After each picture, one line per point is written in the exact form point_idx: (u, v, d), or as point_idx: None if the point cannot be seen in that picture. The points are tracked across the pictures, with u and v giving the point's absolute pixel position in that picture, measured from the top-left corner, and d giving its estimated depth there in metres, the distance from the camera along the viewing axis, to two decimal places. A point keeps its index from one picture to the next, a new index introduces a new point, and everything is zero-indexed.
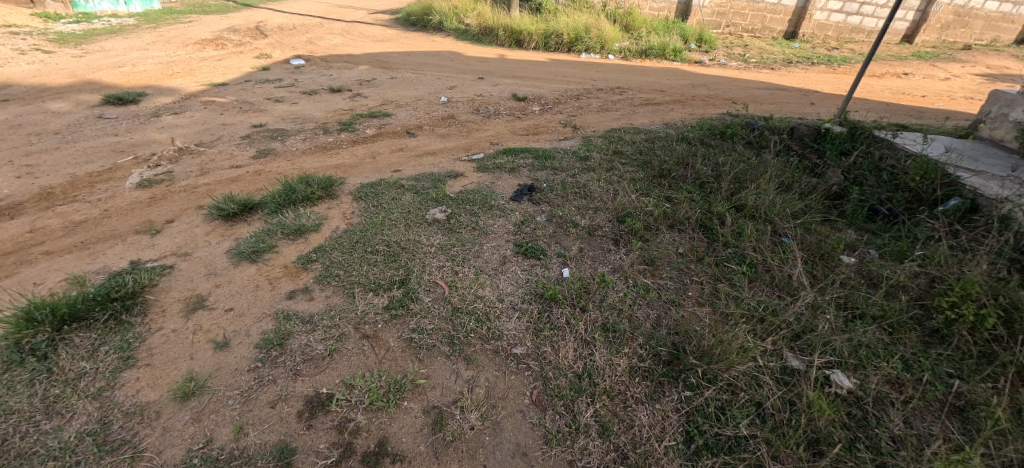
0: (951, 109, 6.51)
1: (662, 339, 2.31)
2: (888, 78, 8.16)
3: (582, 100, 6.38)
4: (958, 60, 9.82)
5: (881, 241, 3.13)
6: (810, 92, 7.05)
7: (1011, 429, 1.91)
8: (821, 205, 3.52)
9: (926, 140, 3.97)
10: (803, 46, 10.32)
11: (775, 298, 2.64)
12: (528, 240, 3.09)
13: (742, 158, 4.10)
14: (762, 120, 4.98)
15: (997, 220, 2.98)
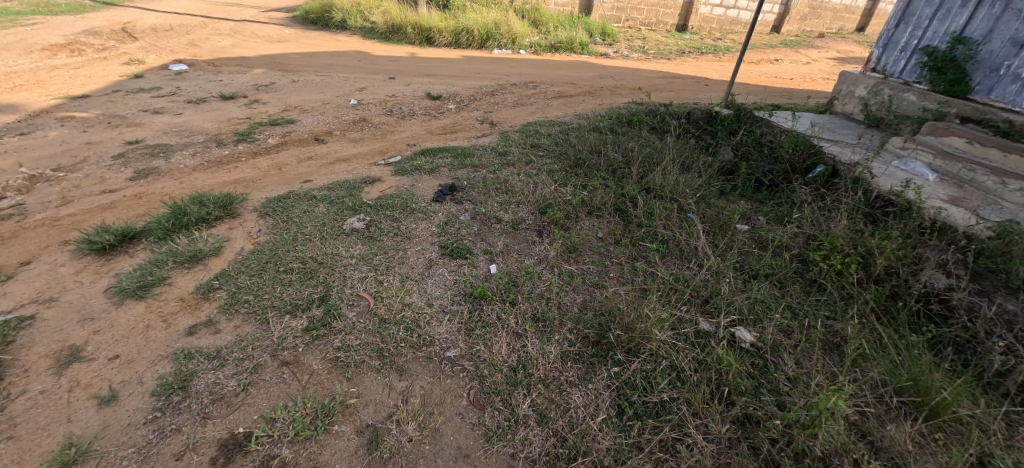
0: (814, 89, 7.50)
1: (589, 322, 2.43)
2: (763, 64, 9.20)
3: (497, 96, 6.42)
4: (816, 47, 11.30)
5: (766, 209, 3.54)
6: (702, 79, 7.73)
7: (875, 355, 2.25)
8: (717, 181, 3.89)
9: (794, 118, 4.54)
10: (693, 37, 11.27)
11: (685, 269, 2.87)
12: (453, 241, 3.06)
13: (648, 143, 4.39)
14: (663, 107, 5.37)
15: (851, 180, 3.48)
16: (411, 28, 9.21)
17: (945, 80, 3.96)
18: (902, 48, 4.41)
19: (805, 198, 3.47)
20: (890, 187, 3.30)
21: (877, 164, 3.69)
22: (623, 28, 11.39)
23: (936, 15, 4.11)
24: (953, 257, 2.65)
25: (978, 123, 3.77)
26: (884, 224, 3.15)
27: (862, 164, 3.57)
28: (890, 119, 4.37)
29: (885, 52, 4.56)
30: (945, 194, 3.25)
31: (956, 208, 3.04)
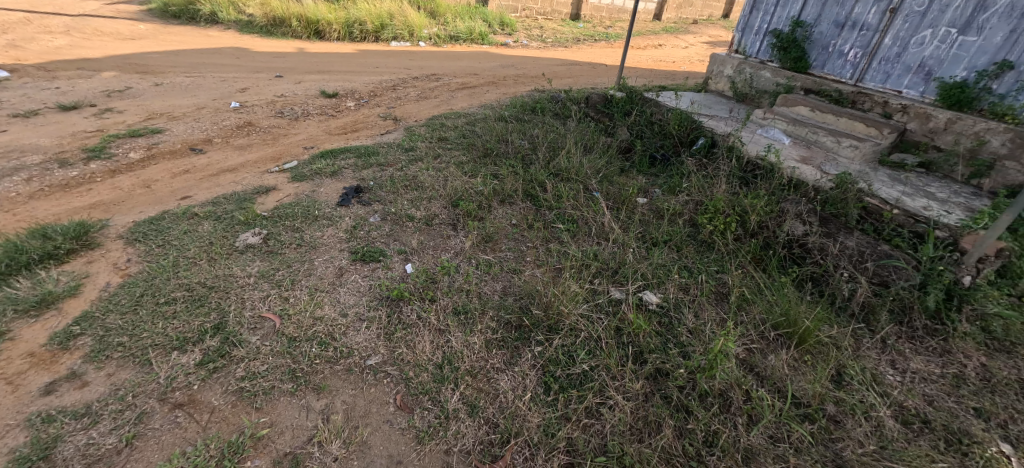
0: (693, 71, 8.27)
1: (510, 307, 2.47)
2: (649, 49, 9.92)
3: (398, 90, 6.19)
4: (692, 32, 12.41)
5: (661, 181, 3.86)
6: (597, 64, 8.14)
7: (756, 299, 2.57)
8: (617, 160, 4.14)
9: (676, 96, 4.97)
10: (586, 25, 11.78)
11: (595, 245, 3.03)
12: (364, 245, 2.92)
13: (552, 128, 4.53)
14: (563, 93, 5.57)
15: (726, 149, 3.92)
16: (296, 21, 8.52)
17: (791, 58, 4.57)
18: (757, 31, 5.00)
19: (692, 168, 3.83)
20: (756, 152, 3.76)
21: (745, 133, 4.18)
22: (519, 17, 11.60)
23: (778, 1, 4.72)
24: (806, 208, 3.11)
25: (818, 93, 4.39)
26: (755, 185, 3.59)
27: (734, 134, 4.02)
28: (753, 93, 4.96)
29: (745, 35, 5.16)
30: (798, 154, 3.79)
31: (807, 166, 3.56)
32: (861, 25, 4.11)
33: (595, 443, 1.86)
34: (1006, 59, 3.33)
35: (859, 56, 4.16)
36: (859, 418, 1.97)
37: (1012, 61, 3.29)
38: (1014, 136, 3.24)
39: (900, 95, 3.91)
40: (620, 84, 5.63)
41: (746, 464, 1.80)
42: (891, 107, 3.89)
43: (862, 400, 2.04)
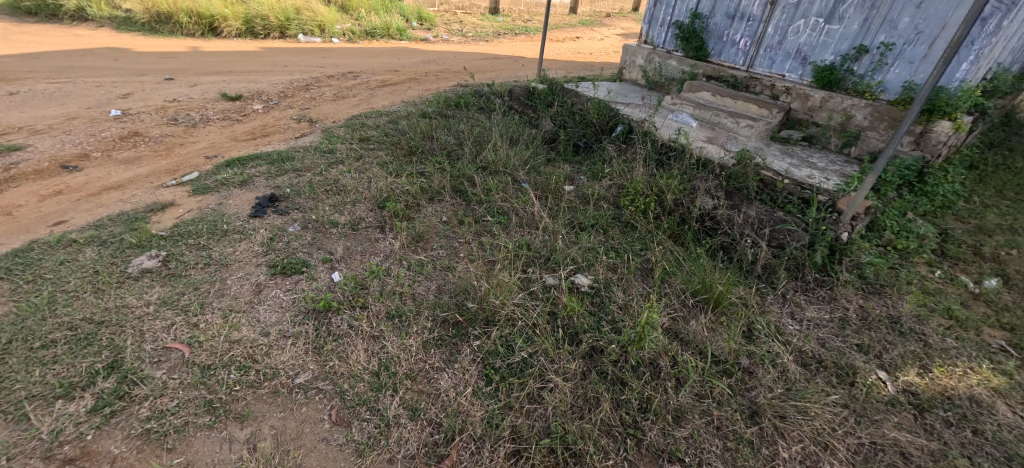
0: (609, 61, 8.61)
1: (445, 304, 2.44)
2: (567, 42, 10.17)
3: (311, 90, 5.82)
4: (606, 25, 12.90)
5: (585, 169, 3.99)
6: (519, 58, 8.20)
7: (676, 271, 2.76)
8: (542, 151, 4.22)
9: (593, 86, 5.15)
10: (506, 19, 11.79)
11: (526, 235, 3.07)
12: (283, 257, 2.72)
13: (478, 122, 4.51)
14: (486, 87, 5.56)
15: (641, 134, 4.14)
16: (186, 16, 7.62)
17: (692, 48, 4.91)
18: (662, 23, 5.29)
19: (612, 154, 4.00)
20: (668, 136, 4.01)
21: (657, 118, 4.44)
22: (438, 10, 11.25)
23: None
24: (714, 183, 3.38)
25: (717, 79, 4.76)
26: (669, 166, 3.83)
27: (647, 119, 4.26)
28: (663, 81, 5.27)
29: (651, 27, 5.43)
30: (704, 135, 4.10)
31: (712, 145, 3.86)
32: (748, 17, 4.50)
33: (539, 426, 1.90)
34: (863, 44, 3.83)
35: (748, 44, 4.56)
36: (767, 366, 2.19)
37: (867, 46, 3.79)
38: (874, 110, 3.74)
39: (784, 78, 4.35)
40: (541, 76, 5.72)
41: (676, 424, 1.93)
42: (778, 90, 4.31)
43: (769, 350, 2.27)
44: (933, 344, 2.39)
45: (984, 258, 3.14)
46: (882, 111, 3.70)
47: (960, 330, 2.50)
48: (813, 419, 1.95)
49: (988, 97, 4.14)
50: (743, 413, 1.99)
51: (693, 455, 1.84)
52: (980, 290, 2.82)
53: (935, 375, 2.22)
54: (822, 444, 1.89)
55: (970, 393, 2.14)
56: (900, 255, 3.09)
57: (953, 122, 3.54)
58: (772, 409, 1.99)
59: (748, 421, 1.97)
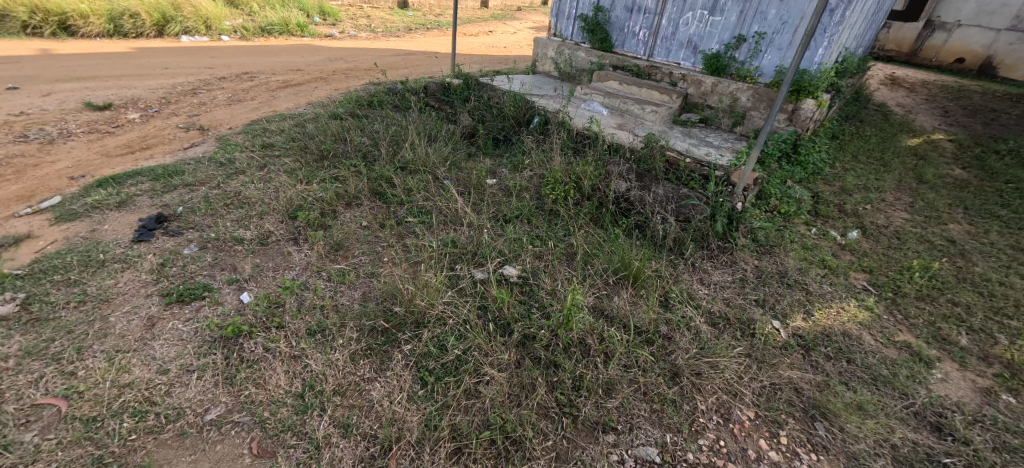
0: (522, 55, 8.71)
1: (371, 312, 2.33)
2: (480, 36, 10.12)
3: (200, 94, 5.24)
4: (518, 18, 13.01)
5: (506, 161, 4.02)
6: (432, 53, 8.00)
7: (598, 252, 2.88)
8: (462, 146, 4.18)
9: (508, 79, 5.17)
10: (416, 13, 11.41)
11: (452, 232, 3.04)
12: (179, 283, 2.44)
13: (393, 121, 4.35)
14: (400, 83, 5.36)
15: (556, 124, 4.25)
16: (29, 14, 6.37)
17: (597, 39, 5.11)
18: (568, 16, 5.45)
19: (531, 145, 4.07)
20: (582, 124, 4.17)
21: (570, 108, 4.58)
22: (342, 3, 10.58)
23: None
24: (626, 167, 3.57)
25: (623, 69, 5.01)
26: (584, 153, 3.98)
27: (561, 110, 4.38)
28: (575, 73, 5.44)
29: (559, 21, 5.58)
30: (614, 122, 4.32)
31: (622, 131, 4.08)
32: (644, 10, 4.79)
33: (479, 420, 1.90)
34: (741, 34, 4.24)
35: (647, 35, 4.85)
36: (682, 330, 2.37)
37: (744, 35, 4.21)
38: (755, 93, 4.18)
39: (679, 66, 4.70)
40: (456, 71, 5.64)
41: (608, 396, 2.04)
42: (675, 77, 4.65)
43: (683, 315, 2.47)
44: (814, 292, 2.74)
45: (847, 213, 3.65)
46: (761, 93, 4.14)
47: (833, 277, 2.90)
48: (723, 371, 2.16)
49: (840, 76, 4.80)
50: (665, 376, 2.15)
51: (625, 422, 1.96)
52: (846, 241, 3.29)
53: (817, 318, 2.55)
54: (733, 392, 2.11)
55: (844, 328, 2.50)
56: (784, 218, 3.50)
57: (816, 100, 4.06)
58: (689, 368, 2.16)
59: (670, 382, 2.13)
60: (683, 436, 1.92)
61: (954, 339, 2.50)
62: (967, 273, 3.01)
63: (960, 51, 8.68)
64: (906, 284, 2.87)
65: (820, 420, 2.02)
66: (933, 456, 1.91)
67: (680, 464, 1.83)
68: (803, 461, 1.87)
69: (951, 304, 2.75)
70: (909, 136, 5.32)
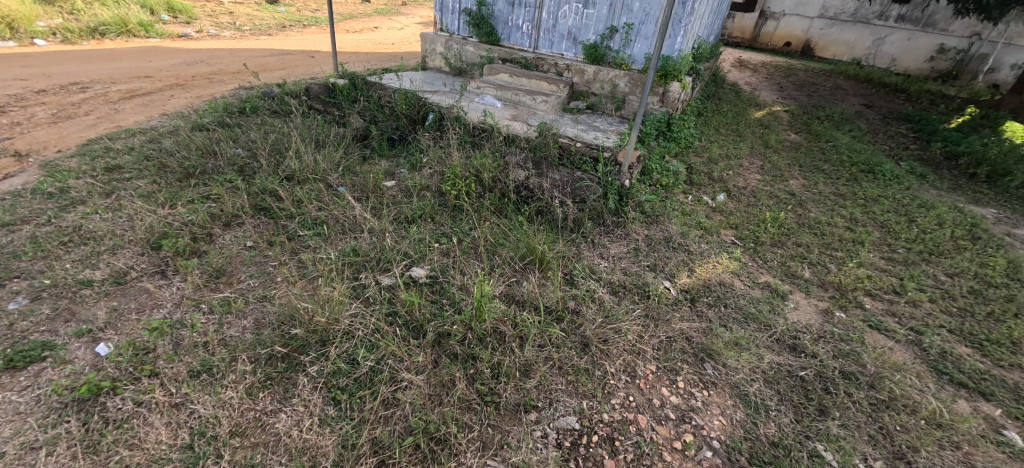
0: (411, 51, 8.48)
1: (267, 339, 2.13)
2: (364, 33, 9.63)
3: (13, 113, 4.32)
4: (403, 13, 12.61)
5: (403, 161, 3.91)
6: (312, 52, 7.44)
7: (503, 242, 2.94)
8: (356, 150, 3.98)
9: (398, 77, 4.98)
10: (289, 9, 10.47)
11: (352, 240, 2.89)
12: (7, 346, 2.01)
13: (273, 127, 3.98)
14: (277, 86, 4.91)
15: (452, 119, 4.21)
16: None
17: (484, 33, 5.16)
18: (452, 10, 5.40)
19: (427, 142, 3.99)
20: (477, 118, 4.19)
21: (464, 103, 4.57)
22: None
23: None
24: (524, 156, 3.66)
25: (512, 61, 5.12)
26: (482, 147, 4.01)
27: (455, 105, 4.35)
28: (466, 67, 5.43)
29: (444, 15, 5.50)
30: (508, 114, 4.40)
31: (517, 122, 4.17)
32: (525, 3, 4.93)
33: (400, 428, 1.85)
34: (613, 25, 4.55)
35: (530, 28, 5.00)
36: (588, 303, 2.52)
37: (616, 26, 4.52)
38: (630, 78, 4.54)
39: (563, 57, 4.93)
40: (339, 71, 5.31)
41: (525, 377, 2.10)
42: (560, 67, 4.86)
43: (588, 289, 2.63)
44: (695, 252, 3.08)
45: (715, 180, 4.15)
46: (636, 78, 4.51)
47: (708, 237, 3.29)
48: (626, 334, 2.35)
49: (697, 61, 5.40)
50: (577, 348, 2.27)
51: (544, 399, 2.04)
52: (716, 204, 3.73)
53: (699, 274, 2.88)
54: (636, 351, 2.30)
55: (720, 279, 2.86)
56: (665, 190, 3.86)
57: (680, 82, 4.53)
58: (597, 337, 2.32)
59: (582, 353, 2.26)
60: (597, 400, 2.06)
61: (801, 274, 2.99)
62: (808, 219, 3.60)
63: (787, 36, 10.23)
64: (763, 234, 3.35)
65: (709, 361, 2.30)
66: (793, 373, 2.27)
67: (598, 426, 1.96)
68: (698, 399, 2.11)
69: (797, 246, 3.28)
70: (756, 110, 6.18)
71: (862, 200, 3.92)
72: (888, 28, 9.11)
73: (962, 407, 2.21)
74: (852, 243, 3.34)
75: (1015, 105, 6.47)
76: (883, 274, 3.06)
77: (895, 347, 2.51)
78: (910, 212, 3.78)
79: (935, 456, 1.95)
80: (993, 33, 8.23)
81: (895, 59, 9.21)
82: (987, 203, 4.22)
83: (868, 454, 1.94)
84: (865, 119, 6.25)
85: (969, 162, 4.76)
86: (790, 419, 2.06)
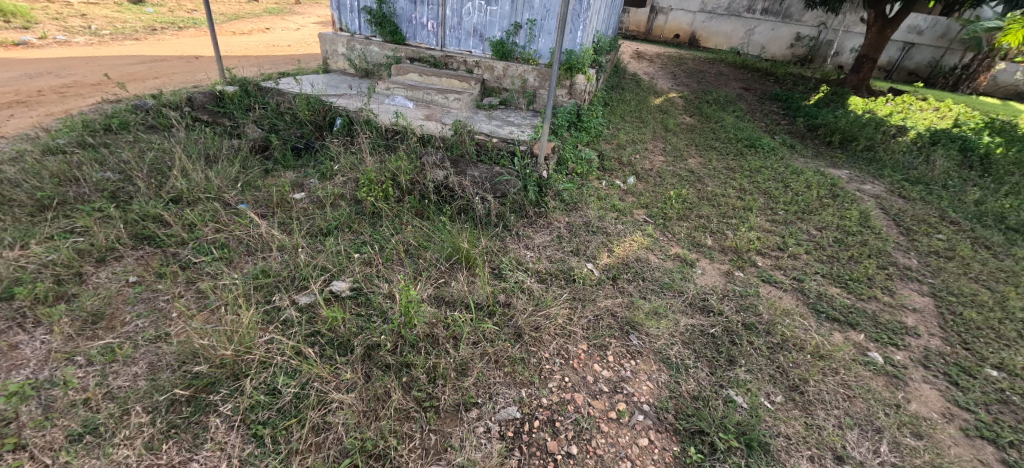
0: (310, 53, 7.96)
1: (166, 384, 1.90)
2: (254, 35, 8.86)
3: None
4: (297, 12, 11.80)
5: (312, 171, 3.67)
6: (192, 57, 6.70)
7: (428, 244, 2.89)
8: (255, 162, 3.66)
9: (297, 81, 4.65)
10: (159, 9, 9.32)
11: (260, 261, 2.66)
12: None
13: (151, 144, 3.53)
14: (152, 96, 4.36)
15: (361, 123, 4.03)
16: None
17: (387, 32, 4.99)
18: (351, 9, 5.16)
19: (336, 149, 3.78)
20: (388, 120, 4.04)
21: (373, 105, 4.39)
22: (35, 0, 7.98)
23: None
24: (441, 155, 3.60)
25: (420, 60, 5.01)
26: (396, 149, 3.89)
27: (363, 108, 4.16)
28: (371, 68, 5.22)
29: (342, 14, 5.23)
30: (420, 114, 4.30)
31: (430, 121, 4.09)
32: (427, 1, 4.84)
33: (333, 452, 1.75)
34: (516, 21, 4.62)
35: (435, 26, 4.92)
36: (518, 294, 2.56)
37: (519, 22, 4.60)
38: (538, 73, 4.65)
39: (471, 54, 4.92)
40: (227, 77, 4.85)
41: (462, 376, 2.09)
42: (469, 64, 4.85)
43: (516, 281, 2.67)
44: (612, 233, 3.25)
45: (625, 164, 4.40)
46: (543, 72, 4.64)
47: (623, 217, 3.48)
48: (556, 318, 2.42)
49: (598, 54, 5.68)
50: (510, 339, 2.30)
51: (483, 394, 2.05)
52: (628, 187, 3.96)
53: (618, 253, 3.04)
54: (567, 334, 2.38)
55: (636, 255, 3.04)
56: (580, 178, 4.02)
57: (585, 75, 4.73)
58: (529, 325, 2.36)
59: (515, 343, 2.29)
60: (535, 386, 2.11)
61: (704, 243, 3.28)
62: (707, 192, 3.95)
63: (675, 29, 11.08)
64: (670, 210, 3.62)
65: (634, 332, 2.45)
66: (705, 332, 2.50)
67: (537, 410, 2.00)
68: (627, 369, 2.24)
69: (699, 218, 3.58)
70: (655, 97, 6.64)
71: (748, 172, 4.38)
72: (756, 20, 10.24)
73: (837, 338, 2.58)
74: (743, 210, 3.72)
75: (855, 83, 7.61)
76: (769, 234, 3.46)
77: (784, 297, 2.86)
78: (786, 179, 4.29)
79: (821, 384, 2.25)
80: (835, 22, 9.62)
81: (764, 47, 10.42)
82: (842, 165, 4.93)
83: (771, 392, 2.20)
84: (745, 100, 6.98)
85: (826, 131, 5.52)
86: (706, 373, 2.26)
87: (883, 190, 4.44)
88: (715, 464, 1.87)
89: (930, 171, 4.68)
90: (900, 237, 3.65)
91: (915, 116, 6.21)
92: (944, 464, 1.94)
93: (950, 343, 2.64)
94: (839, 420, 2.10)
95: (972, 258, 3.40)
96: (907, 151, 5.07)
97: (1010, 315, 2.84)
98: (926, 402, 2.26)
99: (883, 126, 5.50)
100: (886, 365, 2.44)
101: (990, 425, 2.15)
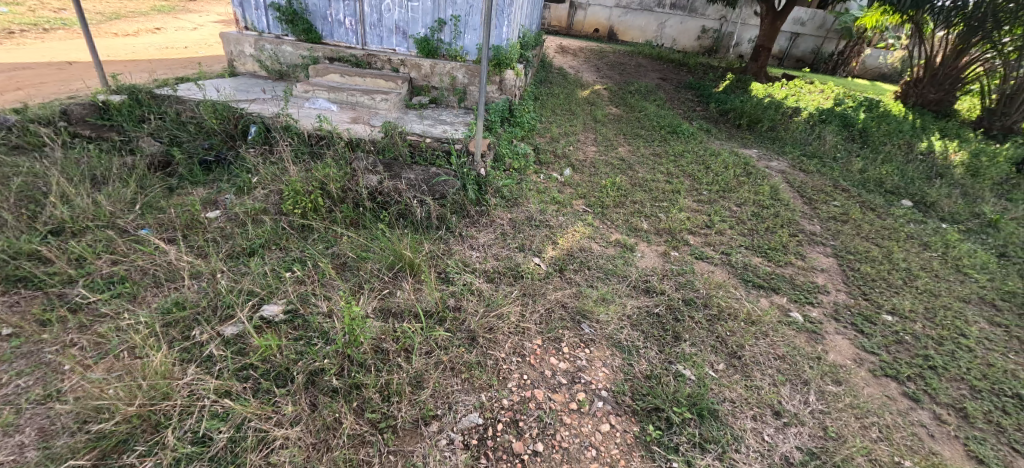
0: (213, 55, 7.25)
1: (63, 451, 1.61)
2: (142, 36, 7.90)
3: None
4: (195, 10, 10.71)
5: (226, 185, 3.32)
6: (64, 64, 5.83)
7: (368, 254, 2.72)
8: (157, 180, 3.25)
9: (198, 86, 4.20)
10: (16, 9, 7.99)
11: (172, 292, 2.36)
12: None
13: (16, 166, 3.00)
14: (16, 109, 3.71)
15: (280, 129, 3.71)
16: None
17: (300, 30, 4.66)
18: (256, 6, 4.75)
19: (254, 159, 3.46)
20: (310, 125, 3.76)
21: (292, 110, 4.07)
22: None
23: None
24: (372, 160, 3.40)
25: (340, 60, 4.72)
26: (322, 157, 3.64)
27: (280, 113, 3.83)
28: (286, 70, 4.84)
29: (247, 11, 4.80)
30: (346, 117, 4.05)
31: (358, 124, 3.85)
32: None
33: None
34: (440, 17, 4.50)
35: (354, 24, 4.67)
36: (467, 297, 2.49)
37: (443, 18, 4.49)
38: (467, 70, 4.57)
39: (395, 52, 4.72)
40: (111, 84, 4.25)
41: (418, 390, 1.99)
42: (394, 63, 4.64)
43: (464, 283, 2.59)
44: (555, 225, 3.27)
45: (560, 156, 4.46)
46: (472, 69, 4.55)
47: (564, 209, 3.53)
48: (508, 317, 2.38)
49: (524, 49, 5.71)
50: (465, 344, 2.23)
51: (442, 406, 1.95)
52: (565, 179, 4.02)
53: (562, 245, 3.07)
54: (520, 332, 2.35)
55: (579, 245, 3.09)
56: (518, 173, 4.01)
57: (513, 70, 4.71)
58: (482, 327, 2.30)
59: (470, 348, 2.22)
60: (494, 389, 2.06)
61: (641, 227, 3.41)
62: (638, 179, 4.11)
63: (594, 23, 11.45)
64: (606, 198, 3.72)
65: (585, 321, 2.48)
66: (651, 312, 2.59)
67: (499, 413, 1.96)
68: (582, 358, 2.26)
69: (634, 204, 3.72)
70: (582, 90, 6.81)
71: (673, 157, 4.62)
72: (666, 14, 10.86)
73: (763, 303, 2.80)
74: (673, 193, 3.91)
75: (755, 70, 8.33)
76: (697, 214, 3.67)
77: (716, 270, 3.05)
78: (707, 160, 4.59)
79: (754, 347, 2.42)
80: (734, 15, 10.49)
81: (675, 39, 11.10)
82: (752, 145, 5.37)
83: (714, 362, 2.32)
84: (663, 89, 7.37)
85: (736, 115, 5.97)
86: (655, 351, 2.35)
87: (786, 166, 4.89)
88: (672, 438, 1.93)
89: (823, 146, 5.22)
90: (805, 207, 4.04)
91: (806, 98, 6.91)
92: (860, 404, 2.16)
93: (853, 295, 2.96)
94: (773, 378, 2.26)
95: (863, 220, 3.84)
96: (804, 129, 5.61)
97: (895, 265, 3.24)
98: (840, 351, 2.51)
99: (782, 107, 6.05)
100: (806, 322, 2.67)
101: (892, 364, 2.43)
